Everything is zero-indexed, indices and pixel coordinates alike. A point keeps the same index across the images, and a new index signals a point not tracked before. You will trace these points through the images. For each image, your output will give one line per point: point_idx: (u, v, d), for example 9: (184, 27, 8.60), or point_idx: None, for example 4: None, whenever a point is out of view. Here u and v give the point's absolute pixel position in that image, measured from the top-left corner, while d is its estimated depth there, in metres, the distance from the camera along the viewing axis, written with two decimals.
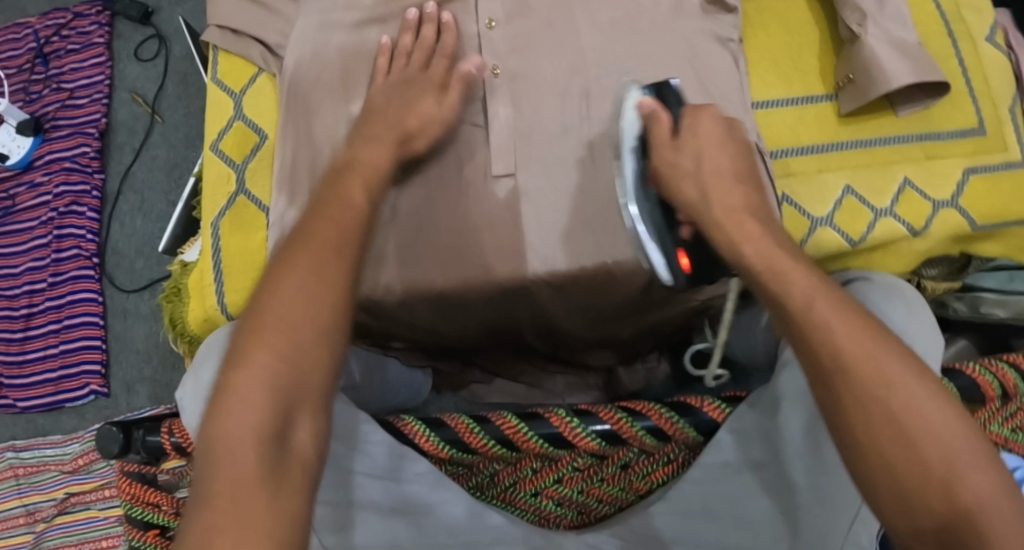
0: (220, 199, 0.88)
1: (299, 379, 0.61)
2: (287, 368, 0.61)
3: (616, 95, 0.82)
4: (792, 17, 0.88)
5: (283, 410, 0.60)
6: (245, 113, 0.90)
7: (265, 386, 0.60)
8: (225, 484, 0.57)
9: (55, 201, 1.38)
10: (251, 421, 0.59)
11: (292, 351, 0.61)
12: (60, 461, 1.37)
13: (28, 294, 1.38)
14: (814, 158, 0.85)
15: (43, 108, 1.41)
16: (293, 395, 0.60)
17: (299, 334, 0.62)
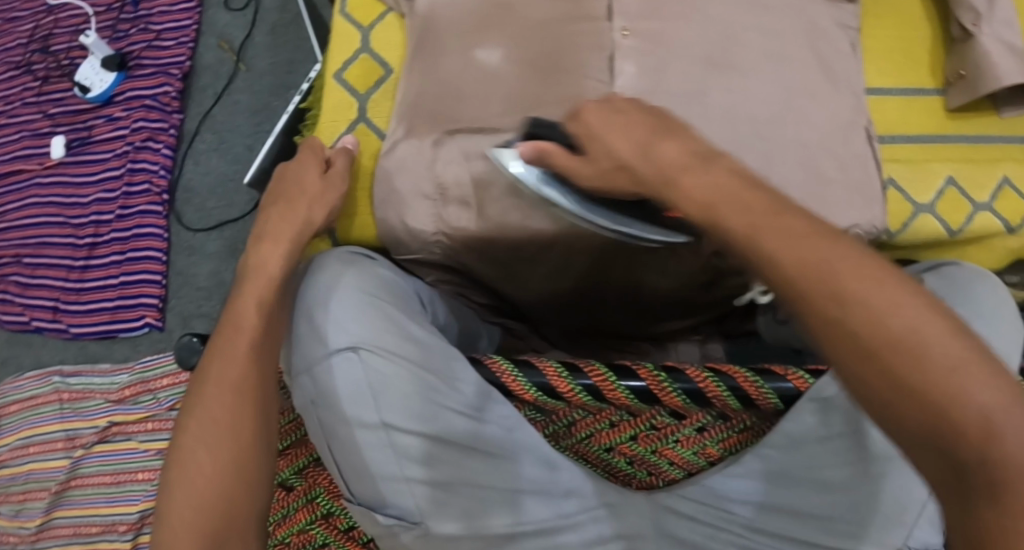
0: (341, 124, 0.97)
1: (226, 515, 0.69)
2: (214, 491, 0.69)
3: (741, 64, 0.85)
4: (907, 12, 0.90)
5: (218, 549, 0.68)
6: (371, 47, 0.99)
7: (190, 531, 0.68)
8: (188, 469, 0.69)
9: (132, 136, 1.41)
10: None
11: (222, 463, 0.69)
12: (106, 391, 1.37)
13: (94, 224, 1.41)
14: (919, 146, 0.87)
15: (129, 46, 1.45)
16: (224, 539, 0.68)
17: (227, 436, 0.70)
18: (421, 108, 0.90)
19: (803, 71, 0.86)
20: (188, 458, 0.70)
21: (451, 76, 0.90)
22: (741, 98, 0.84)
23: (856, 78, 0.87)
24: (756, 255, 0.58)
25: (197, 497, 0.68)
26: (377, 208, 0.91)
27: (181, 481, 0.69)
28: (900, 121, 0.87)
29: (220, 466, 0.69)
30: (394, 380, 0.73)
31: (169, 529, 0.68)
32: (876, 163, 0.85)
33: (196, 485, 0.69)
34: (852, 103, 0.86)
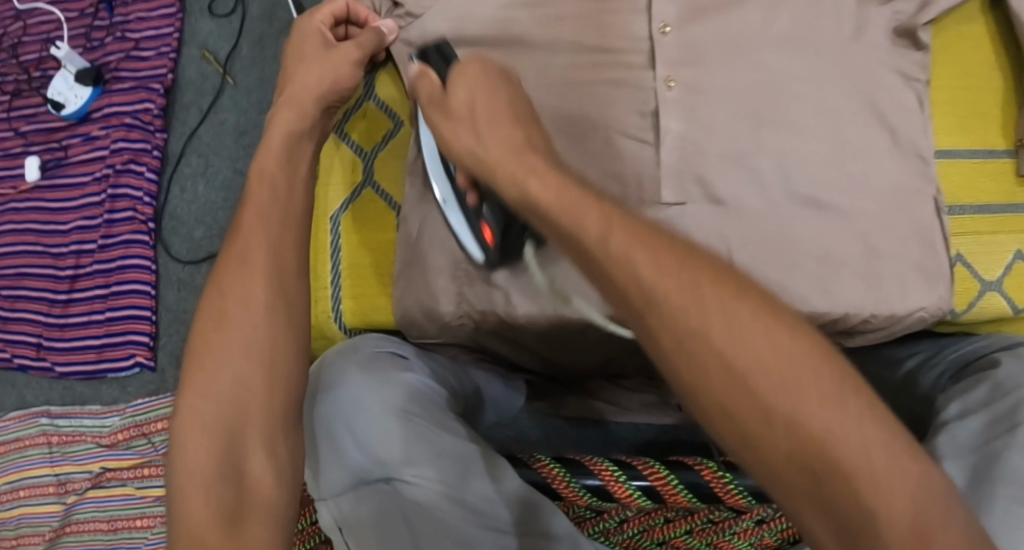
0: (345, 188, 0.92)
1: (239, 415, 0.63)
2: (231, 387, 0.63)
3: (793, 121, 0.77)
4: (975, 58, 0.82)
5: (229, 446, 0.62)
6: (375, 99, 0.92)
7: (205, 424, 0.62)
8: (210, 360, 0.64)
9: (112, 157, 1.29)
10: (202, 459, 0.61)
11: (239, 362, 0.64)
12: (97, 434, 1.29)
13: (76, 254, 1.30)
14: (991, 215, 0.80)
15: (105, 57, 1.32)
16: (239, 436, 0.63)
17: (252, 316, 0.65)
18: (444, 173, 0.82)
19: (861, 129, 0.78)
20: (202, 356, 0.64)
21: None
22: (792, 162, 0.77)
23: (922, 137, 0.78)
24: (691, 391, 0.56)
25: (214, 388, 0.63)
26: (395, 284, 0.84)
27: (196, 376, 0.64)
28: (967, 189, 0.80)
29: (237, 367, 0.64)
30: (433, 508, 0.67)
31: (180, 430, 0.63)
32: (942, 236, 0.77)
33: (213, 371, 0.63)
34: (917, 167, 0.78)
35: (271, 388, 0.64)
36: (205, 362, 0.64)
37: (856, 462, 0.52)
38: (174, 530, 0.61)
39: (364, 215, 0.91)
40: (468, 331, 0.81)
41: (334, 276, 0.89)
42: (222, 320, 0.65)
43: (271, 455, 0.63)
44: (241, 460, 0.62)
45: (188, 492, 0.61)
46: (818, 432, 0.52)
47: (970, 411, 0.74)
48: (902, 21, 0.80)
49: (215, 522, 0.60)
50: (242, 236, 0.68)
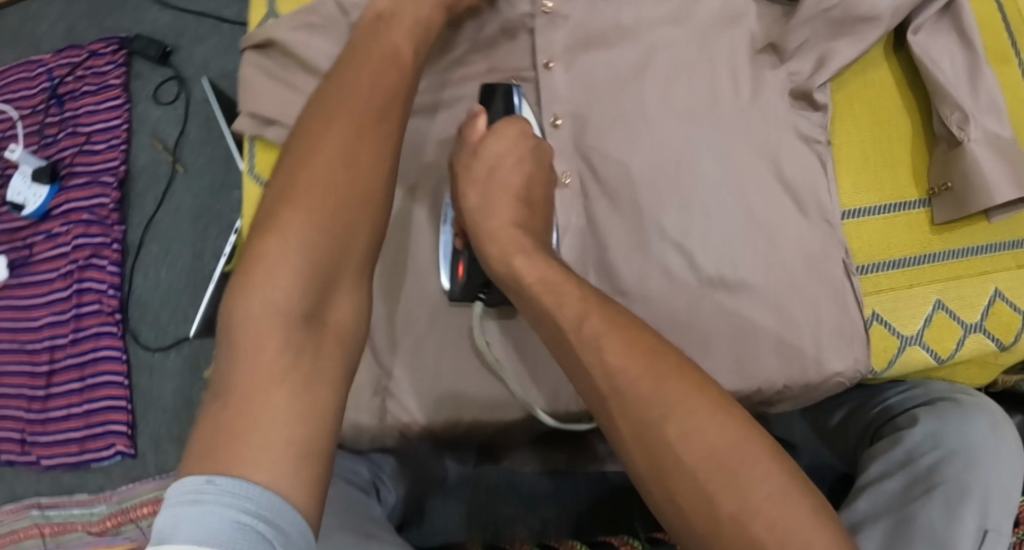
0: None
1: (331, 270, 0.71)
2: (321, 249, 0.71)
3: (699, 200, 0.78)
4: (881, 109, 0.82)
5: (317, 293, 0.70)
6: None
7: (269, 308, 0.68)
8: (284, 249, 0.69)
9: (74, 253, 1.32)
10: (273, 352, 0.67)
11: (325, 230, 0.71)
12: (87, 522, 1.31)
13: (49, 349, 1.33)
14: (905, 270, 0.81)
15: (60, 152, 1.34)
16: (321, 288, 0.71)
17: (331, 195, 0.71)
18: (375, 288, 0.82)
19: (764, 196, 0.78)
20: (267, 268, 0.69)
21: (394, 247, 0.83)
22: (693, 243, 0.77)
23: (829, 199, 0.79)
24: (632, 424, 0.64)
25: (279, 301, 0.68)
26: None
27: (262, 277, 0.69)
28: (880, 245, 0.80)
29: (323, 231, 0.71)
30: None
31: (247, 320, 0.68)
32: (855, 297, 0.78)
33: (277, 286, 0.69)
34: (824, 232, 0.79)
35: (352, 240, 0.72)
36: (274, 267, 0.69)
37: None
38: (232, 369, 0.67)
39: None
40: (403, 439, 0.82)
41: None
42: (299, 230, 0.70)
43: (349, 300, 0.72)
44: (321, 310, 0.71)
45: (255, 349, 0.67)
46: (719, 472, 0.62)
47: (888, 473, 0.78)
48: (798, 83, 0.80)
49: (282, 365, 0.67)
50: (316, 146, 0.72)
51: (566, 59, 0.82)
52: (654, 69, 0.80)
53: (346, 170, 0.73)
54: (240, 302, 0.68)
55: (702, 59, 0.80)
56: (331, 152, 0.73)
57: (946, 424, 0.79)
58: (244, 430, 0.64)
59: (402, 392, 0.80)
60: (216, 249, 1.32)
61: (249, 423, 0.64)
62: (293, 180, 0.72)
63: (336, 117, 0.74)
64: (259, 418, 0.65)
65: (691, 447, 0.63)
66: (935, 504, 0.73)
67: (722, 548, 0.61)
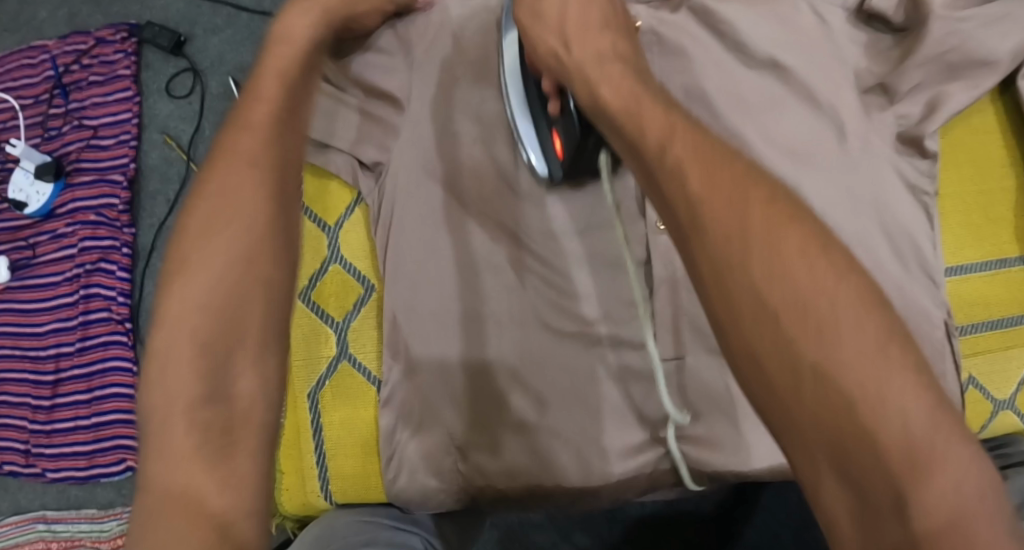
0: (319, 362, 0.79)
1: (237, 329, 0.58)
2: (221, 285, 0.59)
3: None
4: (984, 158, 0.76)
5: (220, 359, 0.58)
6: (344, 257, 0.81)
7: (176, 392, 0.56)
8: (182, 307, 0.58)
9: (81, 256, 1.23)
10: (183, 437, 0.55)
11: (227, 266, 0.59)
12: (97, 538, 1.25)
13: (55, 357, 1.25)
14: (1004, 331, 0.75)
15: (64, 147, 1.25)
16: (227, 350, 0.58)
17: (233, 235, 0.60)
18: (449, 323, 0.76)
19: (864, 246, 0.73)
20: (178, 308, 0.58)
21: (463, 286, 0.76)
22: None
23: (933, 256, 0.73)
24: (753, 340, 0.51)
25: (187, 374, 0.57)
26: (385, 468, 0.75)
27: (165, 351, 0.57)
28: (980, 304, 0.75)
29: (224, 268, 0.59)
30: None
31: (158, 390, 0.57)
32: (953, 360, 0.72)
33: (182, 348, 0.57)
34: (927, 290, 0.73)
35: (263, 282, 0.60)
36: (182, 321, 0.58)
37: None
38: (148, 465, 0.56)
39: (339, 391, 0.78)
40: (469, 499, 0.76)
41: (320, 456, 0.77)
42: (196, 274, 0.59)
43: (256, 368, 0.58)
44: (231, 379, 0.57)
45: (167, 426, 0.56)
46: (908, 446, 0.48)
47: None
48: (906, 127, 0.75)
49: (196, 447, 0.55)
50: (220, 174, 0.62)
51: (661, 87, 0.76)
52: (755, 106, 0.75)
53: (244, 198, 0.61)
54: (149, 380, 0.57)
55: (803, 99, 0.75)
56: (231, 181, 0.62)
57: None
58: (175, 527, 0.54)
59: (480, 449, 0.74)
60: None
61: (175, 517, 0.54)
62: (182, 232, 0.61)
63: (247, 132, 0.64)
64: (184, 510, 0.54)
65: (895, 415, 0.49)
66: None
67: None
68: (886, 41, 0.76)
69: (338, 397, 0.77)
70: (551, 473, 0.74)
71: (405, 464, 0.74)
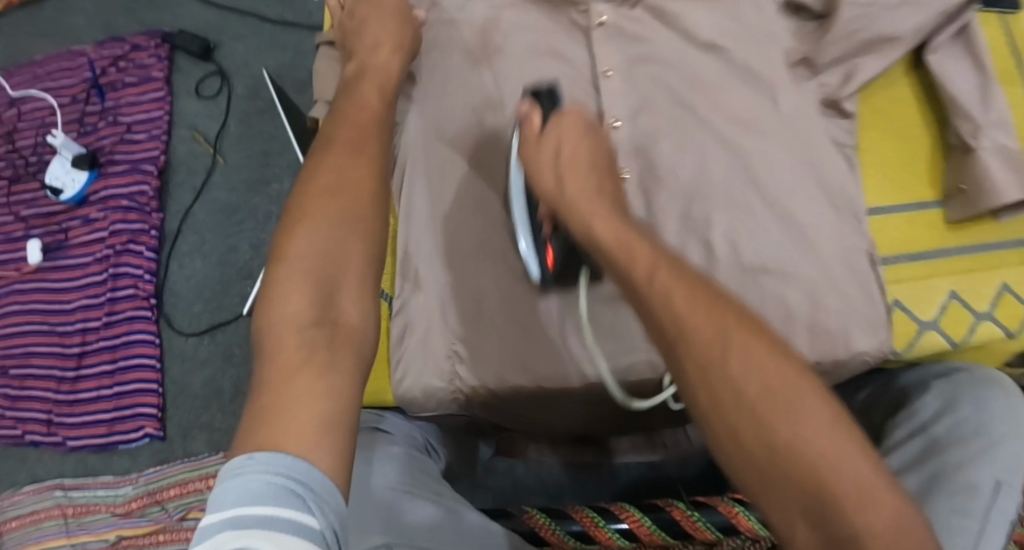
0: None
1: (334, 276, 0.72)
2: (328, 244, 0.73)
3: (743, 208, 0.86)
4: (904, 120, 0.91)
5: (324, 297, 0.71)
6: None
7: (292, 319, 0.69)
8: (296, 257, 0.72)
9: (112, 239, 1.35)
10: (294, 346, 0.68)
11: (331, 230, 0.74)
12: (112, 503, 1.33)
13: (81, 331, 1.36)
14: (921, 262, 0.89)
15: (99, 140, 1.39)
16: (330, 282, 0.72)
17: (342, 201, 0.75)
18: (443, 252, 0.88)
19: (809, 219, 0.86)
20: (296, 257, 0.72)
21: (455, 222, 0.89)
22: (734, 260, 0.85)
23: (857, 198, 0.87)
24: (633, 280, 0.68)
25: (298, 302, 0.70)
26: (394, 372, 0.87)
27: (278, 292, 0.70)
28: (899, 240, 0.89)
29: (329, 230, 0.74)
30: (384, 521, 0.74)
31: (280, 311, 0.69)
32: (879, 285, 0.86)
33: (292, 287, 0.70)
34: (854, 228, 0.86)
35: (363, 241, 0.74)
36: (298, 262, 0.72)
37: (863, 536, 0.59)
38: (265, 363, 0.68)
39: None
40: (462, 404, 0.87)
41: None
42: (314, 221, 0.73)
43: (356, 301, 0.72)
44: (335, 306, 0.71)
45: (284, 339, 0.68)
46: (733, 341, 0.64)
47: (912, 433, 0.86)
48: (828, 93, 0.88)
49: (304, 348, 0.68)
50: (330, 153, 0.78)
51: (623, 67, 0.89)
52: (701, 86, 0.88)
53: (350, 167, 0.77)
54: (273, 304, 0.70)
55: (745, 72, 0.88)
56: (342, 148, 0.78)
57: (954, 394, 0.87)
58: (277, 419, 0.63)
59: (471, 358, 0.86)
60: (254, 240, 1.36)
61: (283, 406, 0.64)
62: (303, 186, 0.76)
63: (346, 123, 0.80)
64: (290, 403, 0.64)
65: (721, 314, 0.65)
66: (952, 455, 0.81)
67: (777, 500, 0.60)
68: (807, 26, 0.89)
69: None
70: (527, 380, 0.85)
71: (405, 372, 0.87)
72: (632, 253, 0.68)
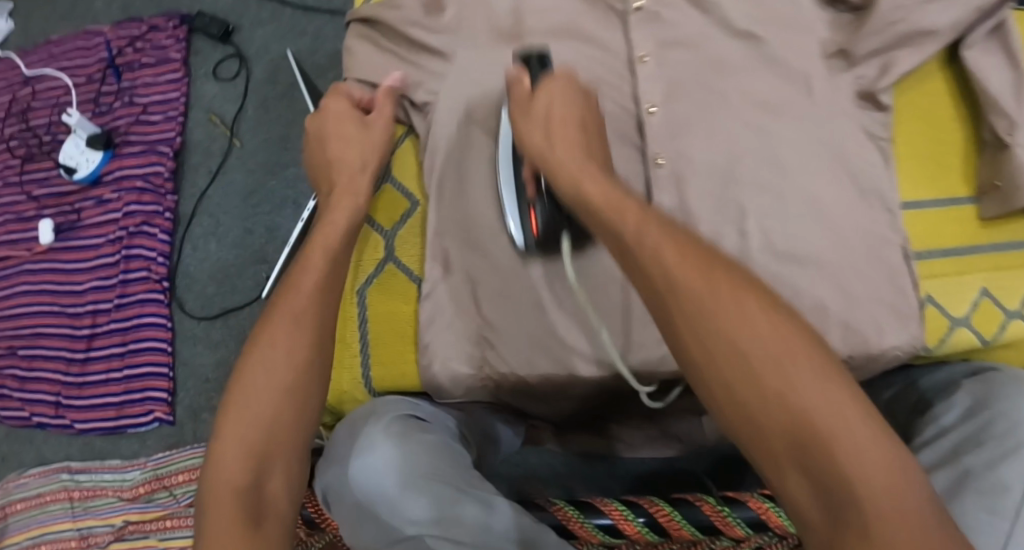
0: (368, 265, 0.91)
1: (280, 436, 0.71)
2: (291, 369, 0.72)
3: (774, 198, 0.85)
4: (937, 116, 0.90)
5: (262, 457, 0.70)
6: (394, 178, 0.93)
7: (241, 442, 0.70)
8: (257, 370, 0.71)
9: (124, 220, 1.34)
10: (234, 472, 0.69)
11: (291, 344, 0.72)
12: (119, 488, 1.33)
13: (92, 313, 1.35)
14: (952, 260, 0.88)
15: (114, 121, 1.37)
16: (267, 459, 0.70)
17: (301, 329, 0.73)
18: (472, 234, 0.87)
19: (839, 204, 0.85)
20: (257, 372, 0.71)
21: (485, 206, 0.87)
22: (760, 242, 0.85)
23: (891, 190, 0.86)
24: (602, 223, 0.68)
25: (252, 418, 0.70)
26: (421, 355, 0.87)
27: (236, 411, 0.71)
28: (932, 234, 0.88)
29: (291, 347, 0.72)
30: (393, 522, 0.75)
31: (226, 430, 0.71)
32: (911, 277, 0.85)
33: (251, 403, 0.71)
34: (886, 220, 0.86)
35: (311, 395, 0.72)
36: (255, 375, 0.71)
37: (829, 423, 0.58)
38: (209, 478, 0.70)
39: (385, 291, 0.90)
40: (491, 391, 0.86)
41: (363, 343, 0.89)
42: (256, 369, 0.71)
43: (285, 475, 0.71)
44: (265, 481, 0.70)
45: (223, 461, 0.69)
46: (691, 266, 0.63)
47: (946, 429, 0.83)
48: (864, 85, 0.87)
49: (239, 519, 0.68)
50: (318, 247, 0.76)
51: (657, 52, 0.89)
52: (732, 71, 0.88)
53: (293, 333, 0.73)
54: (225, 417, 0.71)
55: (776, 62, 0.88)
56: (284, 332, 0.72)
57: (993, 383, 0.84)
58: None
59: (501, 343, 0.84)
60: (268, 224, 1.34)
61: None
62: (248, 357, 0.72)
63: (339, 207, 0.79)
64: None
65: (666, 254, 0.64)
66: (984, 453, 0.79)
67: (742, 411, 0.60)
68: (845, 17, 0.89)
69: (385, 295, 0.90)
70: (563, 366, 0.83)
71: (431, 356, 0.86)
72: (620, 213, 0.67)
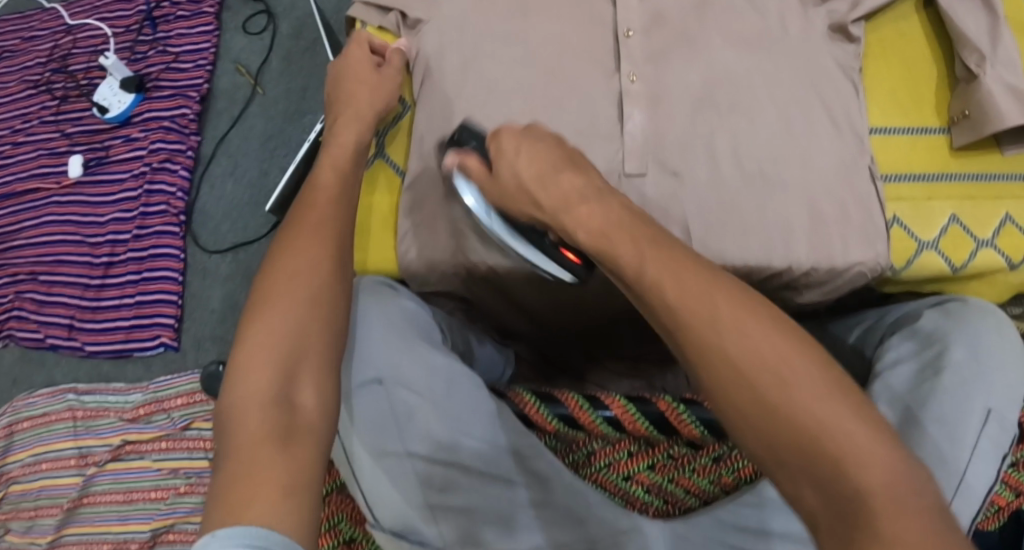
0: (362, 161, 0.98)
1: (301, 348, 0.75)
2: (320, 278, 0.78)
3: (743, 105, 0.89)
4: (911, 51, 0.94)
5: (288, 374, 0.74)
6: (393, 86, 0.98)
7: (268, 353, 0.74)
8: (281, 280, 0.78)
9: (150, 157, 1.43)
10: (263, 384, 0.73)
11: (313, 253, 0.80)
12: (120, 409, 1.37)
13: (111, 243, 1.42)
14: (919, 185, 0.91)
15: (148, 68, 1.47)
16: (294, 366, 0.74)
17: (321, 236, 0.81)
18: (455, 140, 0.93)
19: (811, 128, 0.88)
20: (281, 281, 0.78)
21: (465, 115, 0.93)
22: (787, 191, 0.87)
23: (858, 117, 0.90)
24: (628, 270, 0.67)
25: (277, 327, 0.75)
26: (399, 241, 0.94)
27: (261, 320, 0.76)
28: (903, 159, 0.91)
29: (316, 259, 0.79)
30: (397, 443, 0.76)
31: (256, 334, 0.75)
32: (878, 203, 0.88)
33: (279, 310, 0.76)
34: (854, 147, 0.89)
35: (338, 293, 0.79)
36: (279, 277, 0.78)
37: (838, 435, 0.60)
38: (231, 397, 0.73)
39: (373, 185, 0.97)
40: (465, 278, 0.93)
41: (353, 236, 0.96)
42: (274, 306, 0.76)
43: (317, 386, 0.74)
44: (296, 398, 0.73)
45: (249, 378, 0.73)
46: (718, 319, 0.63)
47: (904, 361, 0.83)
48: (835, 19, 0.91)
49: (268, 435, 0.71)
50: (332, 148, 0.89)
51: None
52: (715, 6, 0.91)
53: (316, 242, 0.80)
54: (249, 328, 0.76)
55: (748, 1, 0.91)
56: (306, 246, 0.80)
57: (950, 324, 0.83)
58: (249, 482, 0.68)
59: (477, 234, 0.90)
60: (284, 165, 1.42)
61: (255, 472, 0.68)
62: (269, 272, 0.79)
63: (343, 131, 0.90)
64: (259, 470, 0.69)
65: (746, 339, 0.63)
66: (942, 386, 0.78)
67: (789, 448, 0.61)
68: None
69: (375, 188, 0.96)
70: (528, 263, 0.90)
71: (408, 244, 0.93)
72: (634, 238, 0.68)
